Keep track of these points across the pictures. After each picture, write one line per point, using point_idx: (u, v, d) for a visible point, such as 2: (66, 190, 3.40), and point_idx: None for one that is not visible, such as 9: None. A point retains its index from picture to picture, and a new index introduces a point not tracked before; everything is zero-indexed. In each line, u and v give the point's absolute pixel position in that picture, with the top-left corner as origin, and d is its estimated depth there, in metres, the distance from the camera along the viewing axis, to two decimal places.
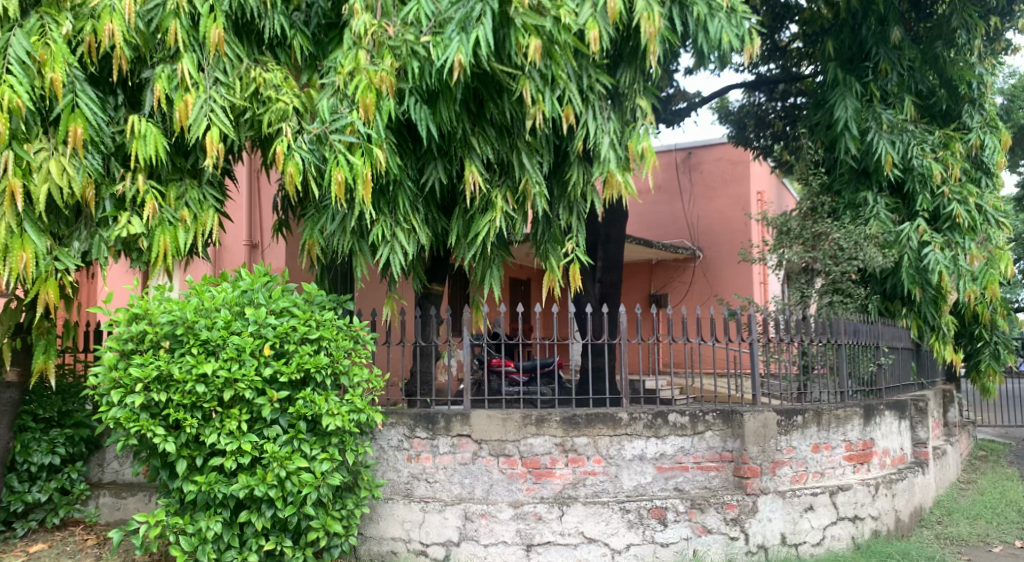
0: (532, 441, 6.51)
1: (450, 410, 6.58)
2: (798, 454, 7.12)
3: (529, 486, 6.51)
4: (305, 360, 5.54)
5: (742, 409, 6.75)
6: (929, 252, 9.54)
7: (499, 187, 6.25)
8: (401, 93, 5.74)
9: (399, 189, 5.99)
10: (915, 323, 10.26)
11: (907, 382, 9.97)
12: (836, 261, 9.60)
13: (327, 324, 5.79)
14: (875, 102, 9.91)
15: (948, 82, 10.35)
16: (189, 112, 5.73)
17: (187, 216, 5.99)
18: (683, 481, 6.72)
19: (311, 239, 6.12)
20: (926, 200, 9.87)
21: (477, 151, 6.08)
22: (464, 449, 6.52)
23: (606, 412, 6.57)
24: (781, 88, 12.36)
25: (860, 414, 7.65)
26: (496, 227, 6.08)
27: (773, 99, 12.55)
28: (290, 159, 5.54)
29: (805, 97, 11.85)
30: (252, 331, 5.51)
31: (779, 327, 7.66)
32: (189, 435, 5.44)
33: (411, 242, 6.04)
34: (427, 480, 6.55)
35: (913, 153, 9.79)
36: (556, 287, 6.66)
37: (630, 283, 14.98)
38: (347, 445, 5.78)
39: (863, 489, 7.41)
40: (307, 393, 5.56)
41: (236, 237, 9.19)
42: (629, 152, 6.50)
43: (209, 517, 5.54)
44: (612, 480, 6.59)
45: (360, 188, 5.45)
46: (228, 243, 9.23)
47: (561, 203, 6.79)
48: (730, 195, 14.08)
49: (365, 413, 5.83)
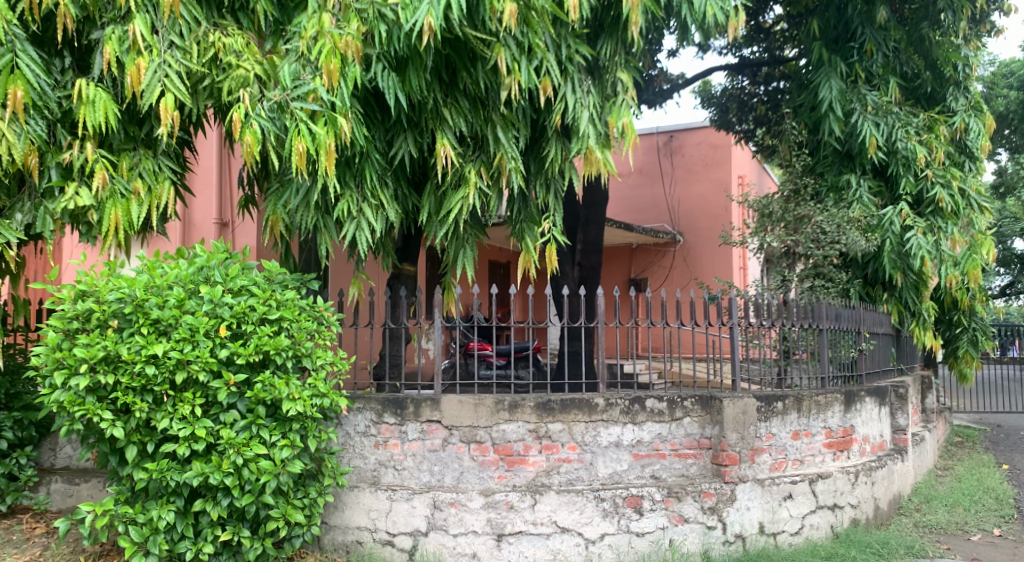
0: (505, 428, 6.25)
1: (419, 395, 6.30)
2: (777, 441, 6.92)
3: (500, 474, 6.25)
4: (264, 341, 5.26)
5: (721, 395, 6.55)
6: (911, 236, 9.42)
7: (472, 161, 5.96)
8: (368, 59, 5.40)
9: (366, 162, 5.68)
10: (896, 309, 10.09)
11: (887, 368, 9.82)
12: (818, 244, 9.40)
13: (288, 303, 5.49)
14: (859, 83, 9.73)
15: (933, 64, 10.21)
16: (141, 77, 5.40)
17: (141, 188, 5.67)
18: (660, 469, 6.50)
19: (275, 215, 5.78)
20: (909, 183, 9.69)
21: (450, 123, 5.78)
22: (434, 435, 6.25)
23: (581, 398, 6.33)
24: (764, 72, 12.12)
25: (840, 400, 7.47)
26: (469, 204, 5.81)
27: (757, 83, 12.28)
28: (248, 127, 5.18)
29: (788, 81, 11.76)
30: (207, 311, 5.20)
31: (760, 312, 7.48)
32: (140, 420, 5.13)
33: (379, 218, 5.74)
34: (394, 468, 6.27)
35: (897, 135, 9.61)
36: (533, 268, 6.39)
37: (609, 267, 14.73)
38: (309, 432, 5.50)
39: (843, 477, 7.24)
40: (266, 376, 5.27)
41: (204, 213, 8.83)
42: (609, 127, 6.23)
43: (161, 506, 5.25)
44: (587, 467, 6.35)
45: (323, 159, 5.13)
46: (194, 220, 8.87)
47: (539, 180, 6.51)
48: (711, 178, 13.87)
49: (328, 398, 5.55)
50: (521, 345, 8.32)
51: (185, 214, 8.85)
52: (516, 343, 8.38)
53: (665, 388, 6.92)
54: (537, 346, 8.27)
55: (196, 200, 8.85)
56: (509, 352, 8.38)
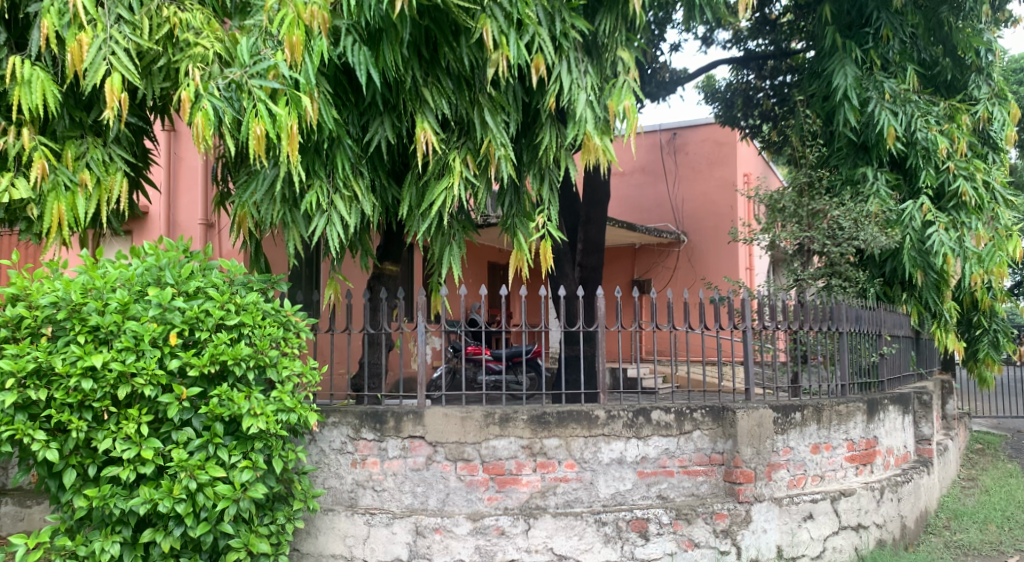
0: (495, 444, 5.65)
1: (401, 408, 5.70)
2: (796, 456, 6.32)
3: (490, 496, 5.64)
4: (221, 351, 4.68)
5: (734, 406, 5.96)
6: (933, 232, 8.80)
7: (457, 149, 5.39)
8: (336, 32, 4.83)
9: (337, 149, 5.08)
10: (916, 310, 9.50)
11: (908, 373, 9.20)
12: (835, 240, 8.75)
13: (250, 307, 4.90)
14: (876, 70, 9.10)
15: (953, 50, 9.58)
16: (83, 54, 4.79)
17: (88, 179, 5.09)
18: (667, 488, 5.89)
19: (242, 210, 5.18)
20: (929, 176, 9.09)
21: (431, 105, 5.18)
22: (417, 452, 5.65)
23: (580, 410, 5.73)
24: (771, 65, 11.51)
25: (863, 410, 6.85)
26: (453, 195, 5.23)
27: (762, 77, 11.66)
28: (199, 107, 4.54)
29: (795, 75, 11.17)
30: (154, 316, 4.61)
31: (773, 314, 6.90)
32: (78, 440, 4.55)
33: (353, 212, 5.16)
34: (374, 489, 5.68)
35: (917, 125, 8.97)
36: (526, 267, 5.79)
37: (611, 268, 14.12)
38: (274, 451, 4.91)
39: (867, 494, 6.62)
40: (223, 390, 4.69)
41: (189, 213, 8.23)
42: (609, 112, 5.65)
43: (105, 537, 4.64)
44: (587, 487, 5.75)
45: (285, 144, 4.53)
46: (179, 220, 8.27)
47: (532, 170, 5.93)
48: (717, 176, 13.27)
49: (296, 413, 4.96)
50: (515, 350, 7.77)
51: (169, 214, 8.25)
52: (510, 347, 7.86)
53: (672, 397, 6.32)
54: (534, 351, 7.71)
55: (181, 200, 8.26)
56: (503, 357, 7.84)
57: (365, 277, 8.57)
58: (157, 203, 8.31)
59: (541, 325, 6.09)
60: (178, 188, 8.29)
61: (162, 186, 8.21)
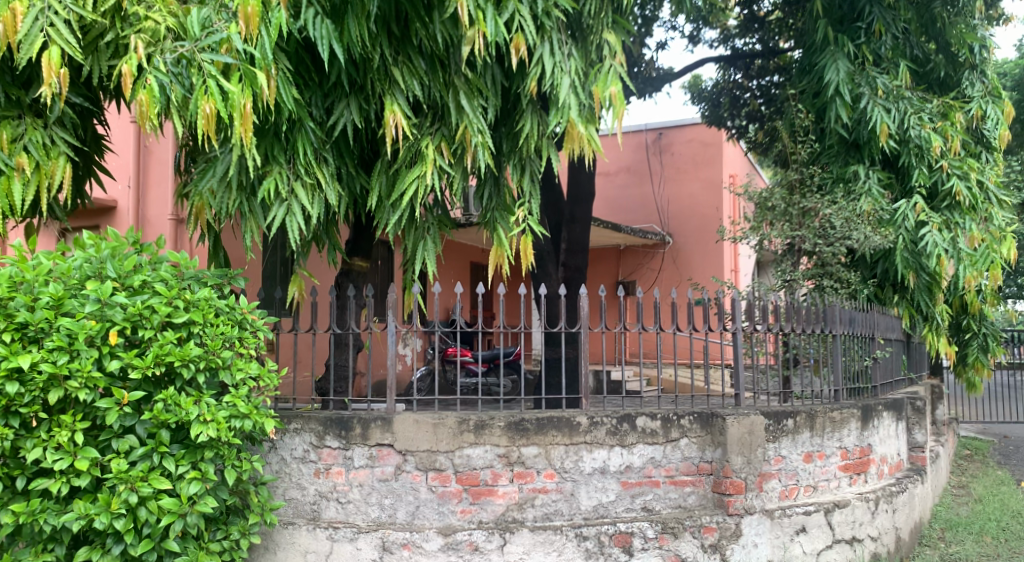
0: (469, 453, 5.25)
1: (368, 413, 5.30)
2: (788, 465, 5.97)
3: (464, 508, 5.24)
4: (167, 351, 4.30)
5: (724, 412, 5.61)
6: (927, 232, 8.49)
7: (431, 135, 5.01)
8: (297, 4, 4.43)
9: (298, 132, 4.68)
10: (907, 313, 9.16)
11: (900, 378, 8.86)
12: (826, 240, 8.35)
13: (201, 304, 4.52)
14: (868, 66, 8.75)
15: (946, 46, 9.31)
16: (17, 25, 4.39)
17: (26, 163, 4.68)
18: (653, 499, 5.53)
19: (200, 200, 4.73)
20: (923, 175, 8.75)
21: (401, 86, 4.79)
22: (385, 461, 5.25)
23: (561, 417, 5.35)
24: (759, 64, 11.15)
25: (857, 416, 6.51)
26: (426, 184, 4.84)
27: (751, 76, 11.31)
28: (142, 83, 4.11)
29: (782, 76, 10.88)
30: (91, 313, 4.20)
31: (765, 315, 6.53)
32: (4, 450, 4.10)
33: (316, 201, 4.76)
34: (338, 501, 5.27)
35: (910, 122, 8.65)
36: (506, 264, 5.40)
37: (594, 269, 13.74)
38: (227, 461, 4.53)
39: (862, 505, 6.28)
40: (169, 394, 4.32)
41: (159, 209, 7.82)
42: (594, 98, 5.30)
43: (35, 557, 4.19)
44: (568, 499, 5.37)
45: (237, 124, 4.13)
46: (148, 216, 7.84)
47: (512, 160, 5.55)
48: (703, 177, 12.96)
49: (251, 419, 4.58)
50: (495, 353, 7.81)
51: (138, 209, 7.82)
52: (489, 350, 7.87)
53: (658, 402, 5.95)
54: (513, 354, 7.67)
55: (150, 196, 7.83)
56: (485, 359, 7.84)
57: (330, 274, 8.20)
58: (125, 196, 7.87)
59: (522, 325, 5.70)
60: (147, 183, 7.88)
61: (131, 179, 7.78)
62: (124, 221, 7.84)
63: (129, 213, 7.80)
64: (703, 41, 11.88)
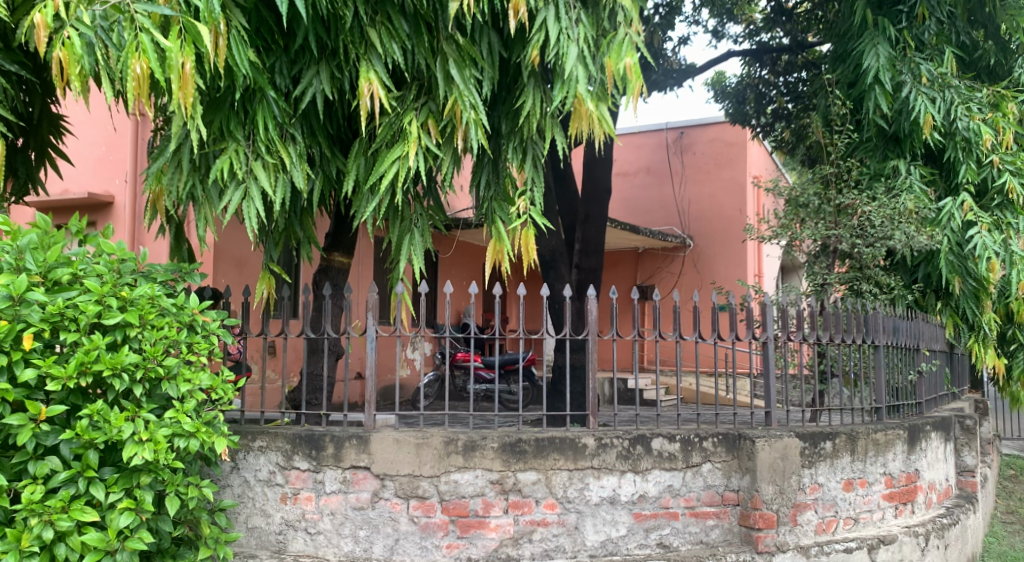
0: (457, 479, 4.55)
1: (342, 431, 4.62)
2: (826, 494, 5.21)
3: (450, 543, 4.54)
4: (94, 358, 3.66)
5: (753, 433, 4.90)
6: (975, 233, 7.56)
7: (415, 110, 4.34)
8: None
9: (259, 102, 4.02)
10: (952, 321, 8.28)
11: (944, 393, 8.03)
12: (865, 239, 7.30)
13: (141, 303, 3.88)
14: (910, 52, 7.85)
15: (996, 33, 8.40)
16: None
17: None
18: (669, 534, 4.82)
19: (156, 187, 4.13)
20: (971, 171, 7.83)
21: (380, 50, 4.12)
22: (360, 487, 4.56)
23: (564, 437, 4.64)
24: (786, 60, 10.20)
25: (904, 438, 5.73)
26: (407, 167, 4.17)
27: (777, 73, 10.37)
28: (60, 37, 3.42)
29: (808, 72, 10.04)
30: (3, 313, 3.58)
31: (799, 322, 5.80)
32: None
33: (280, 183, 4.10)
34: (307, 531, 4.60)
35: (958, 113, 7.70)
36: (505, 261, 4.72)
37: (612, 273, 13.01)
38: (169, 487, 3.86)
39: (909, 541, 5.51)
40: (96, 408, 3.67)
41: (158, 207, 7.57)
42: (606, 72, 4.62)
43: None
44: (571, 534, 4.66)
45: (175, 89, 3.46)
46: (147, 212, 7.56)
47: (511, 142, 4.86)
48: (728, 177, 12.18)
49: (199, 438, 3.91)
50: (510, 357, 8.05)
51: (137, 205, 7.49)
52: (504, 354, 8.12)
53: (676, 420, 5.24)
54: (526, 359, 7.92)
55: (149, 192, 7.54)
56: (499, 363, 8.09)
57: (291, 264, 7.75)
58: (122, 192, 7.49)
59: (522, 332, 5.01)
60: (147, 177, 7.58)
61: (132, 175, 7.44)
62: (121, 218, 7.49)
63: (128, 210, 7.47)
64: (727, 35, 11.10)
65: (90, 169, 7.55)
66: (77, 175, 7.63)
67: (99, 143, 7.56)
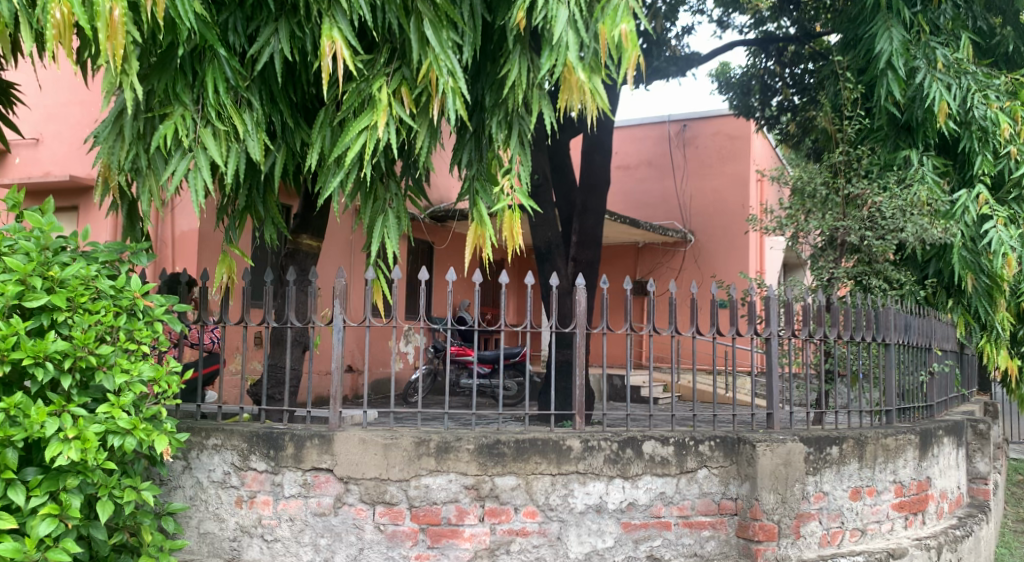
0: (428, 483, 4.14)
1: (304, 430, 4.21)
2: (831, 503, 4.79)
3: (419, 554, 4.13)
4: (15, 344, 3.30)
5: (753, 437, 4.50)
6: (991, 228, 7.06)
7: (386, 76, 3.93)
8: None
9: (209, 63, 3.61)
10: (963, 320, 7.76)
11: (954, 396, 7.56)
12: (875, 231, 6.69)
13: (73, 284, 3.50)
14: (926, 36, 7.19)
15: (1016, 18, 7.86)
16: None
17: None
18: (660, 546, 4.41)
19: (104, 164, 3.74)
20: (987, 162, 7.22)
21: (345, 7, 3.69)
22: (322, 491, 4.16)
23: (547, 439, 4.24)
24: (793, 52, 9.75)
25: (915, 444, 5.31)
26: (374, 139, 3.76)
27: (783, 64, 9.90)
28: None
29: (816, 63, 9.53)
30: None
31: (807, 319, 5.36)
32: None
33: (232, 153, 3.70)
34: (263, 538, 4.20)
35: (974, 101, 7.10)
36: (488, 247, 4.29)
37: (610, 267, 12.51)
38: (102, 490, 3.44)
39: (920, 555, 5.09)
40: (16, 400, 3.29)
41: None
42: (599, 41, 4.19)
43: None
44: (553, 544, 4.26)
45: (102, 38, 3.04)
46: None
47: (495, 117, 4.44)
48: (731, 171, 11.76)
49: (136, 436, 3.49)
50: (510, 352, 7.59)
51: None
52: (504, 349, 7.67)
53: (672, 421, 4.84)
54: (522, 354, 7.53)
55: None
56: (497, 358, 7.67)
57: (262, 256, 7.38)
58: None
59: (515, 324, 4.54)
60: None
61: None
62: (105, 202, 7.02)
63: None
64: (732, 26, 10.61)
65: (77, 153, 7.17)
66: (61, 158, 7.21)
67: (83, 124, 7.18)
